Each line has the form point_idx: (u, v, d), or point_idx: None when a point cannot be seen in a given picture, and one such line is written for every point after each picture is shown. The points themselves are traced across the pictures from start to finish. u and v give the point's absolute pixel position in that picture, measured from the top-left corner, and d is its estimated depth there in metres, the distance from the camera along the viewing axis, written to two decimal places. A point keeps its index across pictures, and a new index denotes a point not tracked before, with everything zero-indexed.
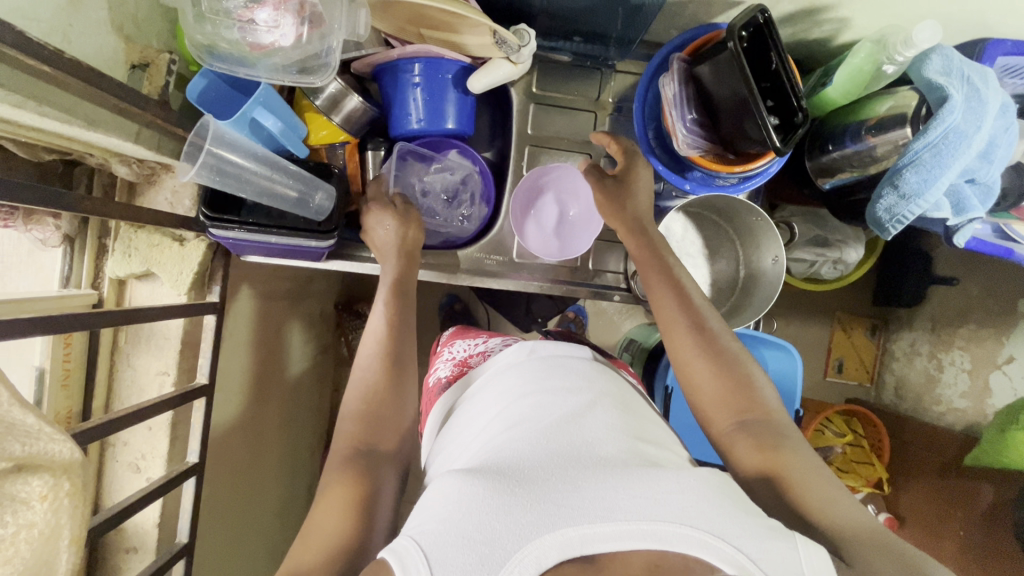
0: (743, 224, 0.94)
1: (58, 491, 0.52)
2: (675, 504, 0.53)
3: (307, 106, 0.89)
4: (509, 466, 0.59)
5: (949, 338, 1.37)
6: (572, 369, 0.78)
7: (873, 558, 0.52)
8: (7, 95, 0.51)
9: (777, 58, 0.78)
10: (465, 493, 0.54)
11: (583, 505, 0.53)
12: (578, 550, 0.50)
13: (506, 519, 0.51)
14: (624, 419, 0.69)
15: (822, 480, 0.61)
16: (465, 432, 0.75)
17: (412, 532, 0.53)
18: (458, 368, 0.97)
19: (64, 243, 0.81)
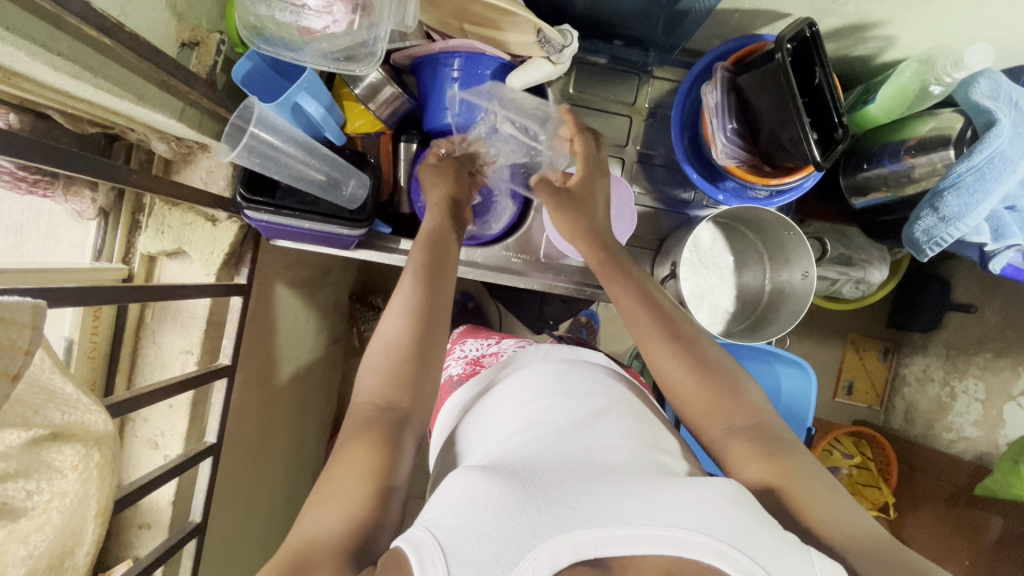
0: (773, 238, 0.93)
1: (92, 462, 0.52)
2: (691, 512, 0.51)
3: (346, 94, 0.89)
4: (522, 468, 0.57)
5: (963, 366, 1.35)
6: (585, 379, 0.77)
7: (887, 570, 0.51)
8: (65, 64, 0.52)
9: (822, 73, 0.77)
10: (479, 490, 0.52)
11: (598, 509, 0.51)
12: (592, 552, 0.48)
13: (520, 518, 0.49)
14: (638, 430, 0.69)
15: (821, 486, 0.60)
16: (475, 440, 0.74)
17: (427, 525, 0.51)
18: (470, 367, 0.96)
19: (99, 216, 0.81)
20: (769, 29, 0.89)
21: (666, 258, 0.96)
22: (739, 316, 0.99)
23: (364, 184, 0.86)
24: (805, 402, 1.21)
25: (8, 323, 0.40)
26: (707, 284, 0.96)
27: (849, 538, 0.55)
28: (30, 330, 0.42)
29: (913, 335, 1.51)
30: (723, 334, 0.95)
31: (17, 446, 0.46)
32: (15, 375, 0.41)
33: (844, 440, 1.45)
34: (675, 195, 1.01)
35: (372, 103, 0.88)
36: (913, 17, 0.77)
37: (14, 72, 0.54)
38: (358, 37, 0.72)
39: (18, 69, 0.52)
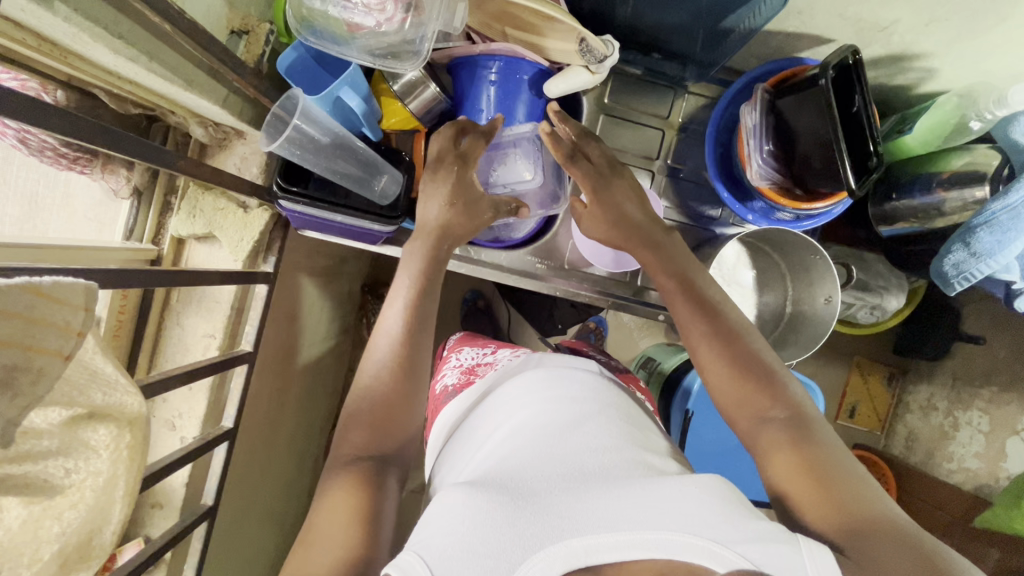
0: (798, 260, 0.93)
1: (123, 444, 0.52)
2: (676, 513, 0.54)
3: (385, 90, 0.89)
4: (511, 479, 0.59)
5: (968, 398, 1.34)
6: (575, 378, 0.79)
7: (880, 553, 0.53)
8: (125, 48, 0.52)
9: (861, 100, 0.76)
10: (469, 505, 0.54)
11: (587, 517, 0.53)
12: (583, 560, 0.50)
13: (511, 532, 0.51)
14: (629, 429, 0.71)
15: (846, 478, 0.60)
16: (473, 440, 0.75)
17: (419, 545, 0.52)
18: (465, 377, 0.95)
19: (133, 196, 0.81)
20: (810, 54, 0.89)
21: None
22: (759, 335, 1.00)
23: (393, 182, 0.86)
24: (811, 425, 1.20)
25: (64, 304, 0.41)
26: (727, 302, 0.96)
27: (854, 524, 0.56)
28: (83, 312, 0.42)
29: (919, 362, 1.51)
30: None
31: (57, 425, 0.47)
32: (69, 354, 0.41)
33: None
34: (701, 211, 1.01)
35: (410, 99, 0.88)
36: (957, 51, 0.77)
37: (71, 52, 0.54)
38: (401, 37, 0.72)
39: (76, 49, 0.53)
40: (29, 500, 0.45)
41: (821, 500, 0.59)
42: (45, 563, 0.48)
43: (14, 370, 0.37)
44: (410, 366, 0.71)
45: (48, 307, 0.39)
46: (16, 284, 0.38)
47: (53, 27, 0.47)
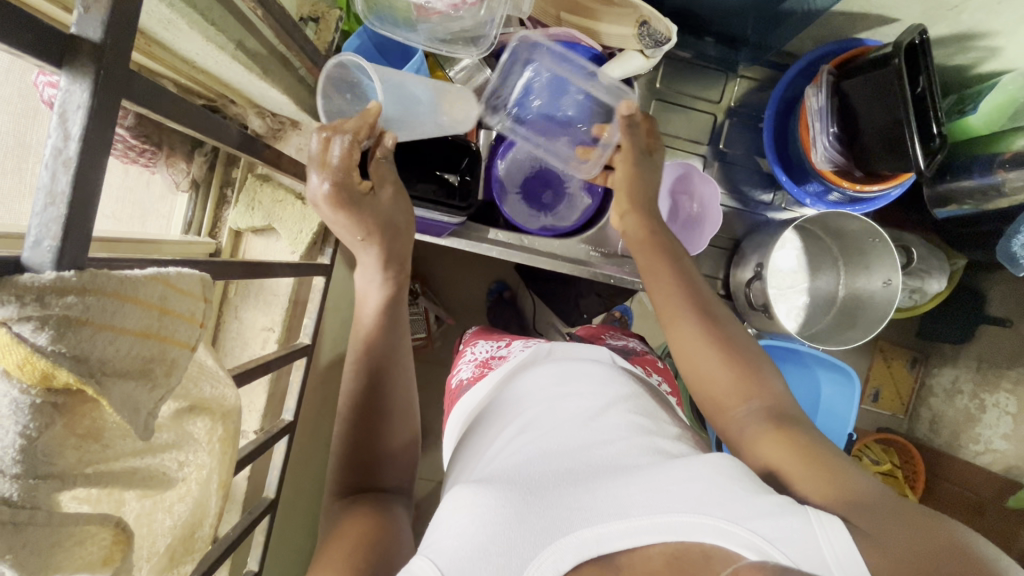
0: (854, 244, 0.94)
1: (217, 436, 0.50)
2: (686, 495, 0.54)
3: (439, 77, 0.87)
4: (520, 474, 0.59)
5: (994, 380, 1.33)
6: (585, 371, 0.79)
7: (878, 521, 0.51)
8: (216, 35, 0.52)
9: (928, 80, 0.75)
10: (478, 500, 0.54)
11: (598, 508, 0.54)
12: (594, 550, 0.51)
13: (521, 527, 0.52)
14: (641, 419, 0.71)
15: (828, 453, 0.59)
16: (480, 439, 0.76)
17: (430, 546, 0.52)
18: (479, 369, 0.90)
19: (192, 189, 0.81)
20: (870, 33, 0.88)
21: (748, 259, 0.94)
22: (813, 319, 1.00)
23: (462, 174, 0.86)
24: (845, 411, 1.10)
25: (187, 295, 0.40)
26: (777, 288, 0.99)
27: (846, 493, 0.54)
28: (202, 302, 0.42)
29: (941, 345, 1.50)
30: (799, 334, 0.98)
31: (168, 417, 0.46)
32: (195, 345, 0.40)
33: (872, 447, 1.46)
34: (754, 196, 1.01)
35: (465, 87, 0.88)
36: None
37: (157, 40, 0.54)
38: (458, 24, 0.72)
39: (166, 37, 0.52)
40: (145, 493, 0.44)
41: (808, 470, 0.58)
42: (159, 556, 0.48)
43: (150, 361, 0.36)
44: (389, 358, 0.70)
45: (176, 298, 0.39)
46: (148, 275, 0.37)
47: (154, 13, 0.46)
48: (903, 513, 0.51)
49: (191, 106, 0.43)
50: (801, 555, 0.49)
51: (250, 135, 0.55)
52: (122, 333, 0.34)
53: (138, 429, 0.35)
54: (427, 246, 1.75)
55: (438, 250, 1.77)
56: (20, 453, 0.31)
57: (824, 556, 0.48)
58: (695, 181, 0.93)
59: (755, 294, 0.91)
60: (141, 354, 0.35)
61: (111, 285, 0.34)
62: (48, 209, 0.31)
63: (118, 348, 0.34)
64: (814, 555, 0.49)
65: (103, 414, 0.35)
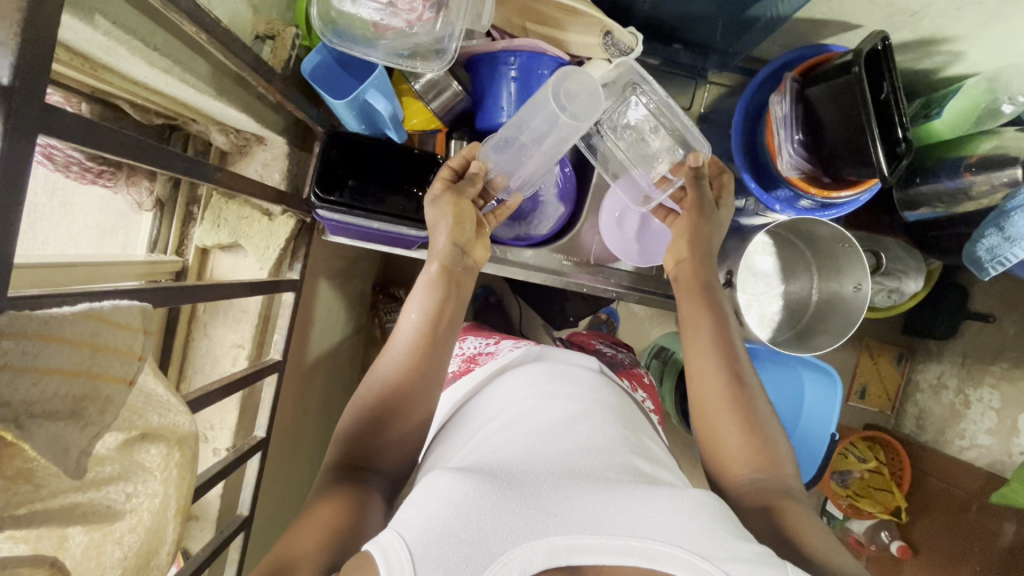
0: (826, 249, 0.94)
1: (173, 463, 0.50)
2: (665, 525, 0.54)
3: (406, 90, 0.87)
4: (500, 470, 0.59)
5: (979, 375, 1.34)
6: (576, 379, 0.79)
7: None
8: (159, 59, 0.51)
9: (890, 87, 0.75)
10: (455, 492, 0.53)
11: (573, 515, 0.54)
12: (563, 559, 0.50)
13: (494, 522, 0.51)
14: (623, 433, 0.71)
15: (824, 537, 0.59)
16: (456, 439, 0.75)
17: (400, 525, 0.52)
18: (465, 364, 0.93)
19: (156, 208, 0.80)
20: (836, 39, 0.89)
21: (721, 265, 0.95)
22: (787, 324, 1.00)
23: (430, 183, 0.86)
24: (828, 414, 1.08)
25: (123, 328, 0.40)
26: (751, 291, 0.99)
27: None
28: (142, 334, 0.41)
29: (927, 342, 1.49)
30: (772, 340, 0.97)
31: (114, 448, 0.46)
32: (133, 379, 0.40)
33: (858, 444, 1.48)
34: None
35: (432, 99, 0.87)
36: (987, 33, 0.77)
37: (102, 65, 0.53)
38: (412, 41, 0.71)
39: (109, 63, 0.52)
40: (91, 525, 0.44)
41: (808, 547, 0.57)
42: None
43: (83, 399, 0.36)
44: (420, 377, 0.70)
45: (109, 333, 0.38)
46: (79, 312, 0.37)
47: (91, 42, 0.46)
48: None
49: (127, 136, 0.42)
50: None
51: (199, 159, 0.54)
52: (46, 373, 0.34)
53: (68, 469, 0.35)
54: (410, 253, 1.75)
55: None
56: None
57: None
58: None
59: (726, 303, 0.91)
60: (71, 392, 0.35)
61: (33, 328, 0.34)
62: None
63: (43, 389, 0.34)
64: None
65: (31, 455, 0.35)
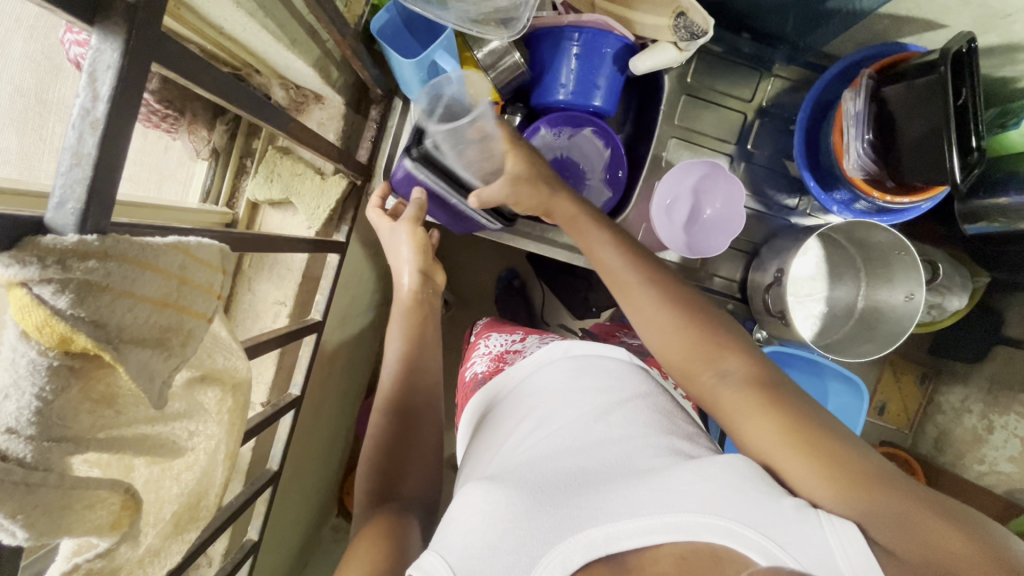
0: (879, 256, 0.91)
1: (225, 408, 0.50)
2: (698, 495, 0.54)
3: (467, 59, 0.85)
4: (530, 472, 0.60)
5: (1006, 402, 1.29)
6: (600, 367, 0.78)
7: (884, 502, 0.51)
8: (246, 1, 0.51)
9: (971, 91, 0.72)
10: (490, 502, 0.55)
11: (607, 506, 0.56)
12: (602, 549, 0.52)
13: (531, 525, 0.53)
14: (658, 419, 0.70)
15: (825, 427, 0.58)
16: (497, 430, 0.76)
17: (441, 543, 0.53)
18: (494, 363, 0.92)
19: (212, 157, 0.80)
20: (915, 39, 0.86)
21: (765, 266, 0.93)
22: (829, 330, 0.99)
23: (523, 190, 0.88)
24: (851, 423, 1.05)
25: (205, 265, 0.40)
26: (796, 294, 0.97)
27: (859, 495, 0.52)
28: (221, 274, 0.41)
29: (955, 364, 1.45)
30: (814, 342, 0.96)
31: (182, 385, 0.46)
32: (211, 317, 0.40)
33: None
34: (778, 200, 0.99)
35: (493, 71, 0.86)
36: None
37: (186, 3, 0.53)
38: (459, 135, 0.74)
39: (195, 1, 0.51)
40: (153, 459, 0.44)
41: (813, 461, 0.55)
42: (164, 523, 0.48)
43: (167, 330, 0.36)
44: (416, 380, 0.78)
45: (195, 268, 0.38)
46: (169, 243, 0.37)
47: None
48: (917, 512, 0.50)
49: (221, 75, 0.42)
50: (809, 558, 0.49)
51: (275, 107, 0.54)
52: (140, 300, 0.34)
53: (152, 397, 0.35)
54: (438, 229, 1.75)
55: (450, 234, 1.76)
56: (37, 415, 0.31)
57: (829, 550, 0.49)
58: (720, 181, 0.92)
59: (769, 301, 0.91)
60: (158, 322, 0.35)
61: (133, 252, 0.33)
62: (73, 170, 0.30)
63: (137, 316, 0.33)
64: (824, 555, 0.49)
65: (117, 380, 0.34)
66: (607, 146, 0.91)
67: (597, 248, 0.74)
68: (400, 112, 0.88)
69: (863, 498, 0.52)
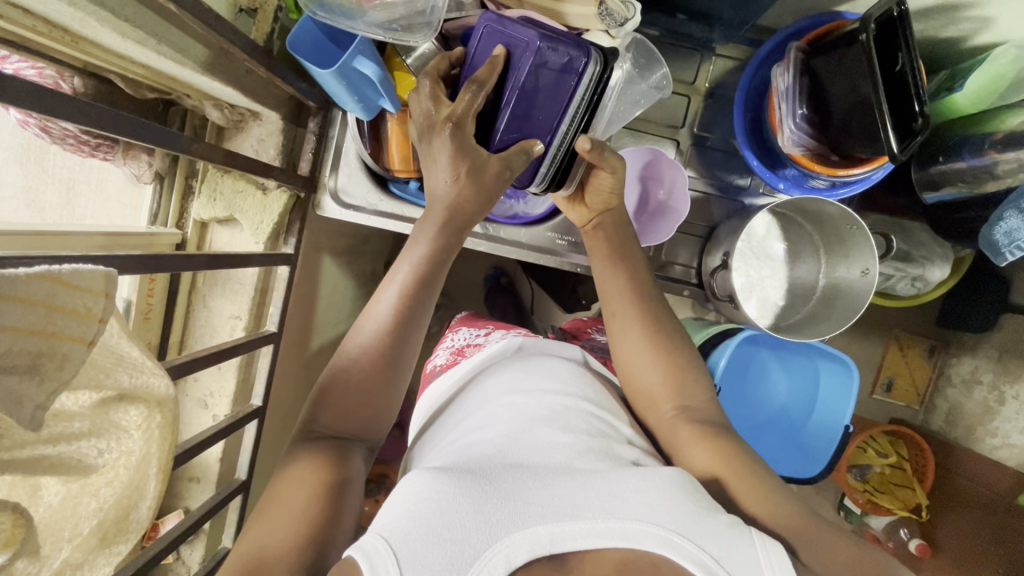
0: (833, 230, 0.89)
1: (154, 423, 0.51)
2: (640, 504, 0.54)
3: (397, 64, 0.84)
4: (479, 466, 0.59)
5: (1015, 370, 1.21)
6: (551, 368, 0.78)
7: (807, 537, 0.56)
8: (133, 31, 0.52)
9: (904, 58, 0.69)
10: (436, 490, 0.53)
11: (553, 504, 0.54)
12: (547, 548, 0.51)
13: (476, 518, 0.51)
14: (604, 421, 0.70)
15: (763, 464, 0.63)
16: (446, 427, 0.75)
17: (383, 527, 0.51)
18: (453, 357, 0.92)
19: (156, 180, 0.83)
20: (851, 6, 0.84)
21: (718, 248, 0.92)
22: (792, 309, 0.97)
23: (563, 161, 0.78)
24: (842, 407, 1.00)
25: (84, 291, 0.41)
26: (757, 275, 0.95)
27: (789, 520, 0.58)
28: (104, 298, 0.43)
29: (961, 335, 1.37)
30: (772, 326, 0.94)
31: (88, 406, 0.48)
32: (92, 340, 0.42)
33: (878, 438, 1.37)
34: (730, 181, 0.97)
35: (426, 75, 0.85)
36: None
37: (82, 37, 0.55)
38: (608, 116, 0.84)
39: (88, 35, 0.54)
40: (63, 478, 0.47)
41: (752, 489, 0.60)
42: (83, 537, 0.49)
43: (40, 356, 0.38)
44: (406, 337, 0.67)
45: (68, 295, 0.40)
46: (35, 273, 0.38)
47: (62, 12, 0.48)
48: (831, 539, 0.56)
49: (89, 105, 0.44)
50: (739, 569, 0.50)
51: (174, 131, 0.56)
52: (1, 330, 0.36)
53: (22, 420, 0.38)
54: None
55: None
56: None
57: (760, 568, 0.50)
58: (664, 167, 0.91)
59: (717, 284, 0.90)
60: (26, 349, 0.37)
61: None
62: None
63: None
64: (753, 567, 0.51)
65: None
66: None
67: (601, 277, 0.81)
68: (339, 124, 0.90)
69: (795, 524, 0.57)
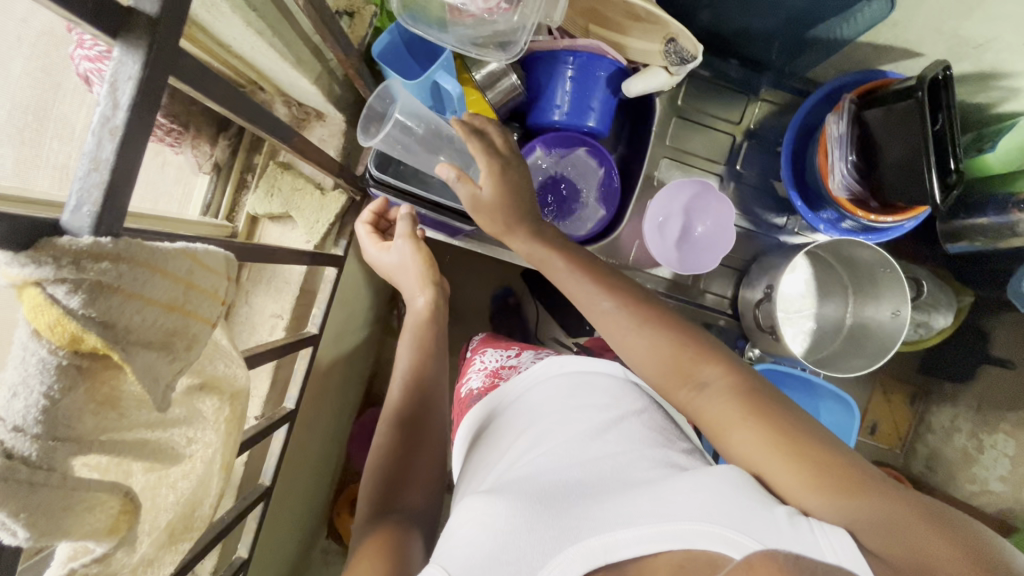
0: (864, 273, 0.94)
1: (223, 417, 0.49)
2: (691, 502, 0.51)
3: (465, 80, 0.86)
4: (529, 486, 0.59)
5: (993, 421, 1.20)
6: (596, 384, 0.77)
7: (869, 515, 0.47)
8: (254, 20, 0.53)
9: (946, 118, 0.74)
10: (489, 513, 0.54)
11: (604, 516, 0.53)
12: (601, 558, 0.50)
13: (529, 537, 0.52)
14: (655, 437, 0.68)
15: (808, 440, 0.54)
16: (494, 445, 0.76)
17: (441, 557, 0.54)
18: (491, 379, 0.92)
19: (213, 171, 0.82)
20: (893, 66, 0.91)
21: (756, 284, 0.95)
22: (820, 345, 1.01)
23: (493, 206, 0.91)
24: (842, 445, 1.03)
25: (211, 271, 0.40)
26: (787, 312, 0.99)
27: (845, 494, 0.49)
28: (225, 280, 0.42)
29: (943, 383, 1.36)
30: (806, 358, 0.98)
31: (181, 392, 0.46)
32: (215, 322, 0.41)
33: None
34: (767, 219, 1.01)
35: (490, 91, 0.88)
36: None
37: (196, 22, 0.55)
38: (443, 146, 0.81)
39: (204, 20, 0.54)
40: (151, 465, 0.44)
41: (796, 473, 0.52)
42: (160, 531, 0.47)
43: (173, 334, 0.37)
44: (426, 392, 0.78)
45: (201, 273, 0.39)
46: (177, 249, 0.38)
47: None
48: (895, 512, 0.46)
49: (222, 86, 0.44)
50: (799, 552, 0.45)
51: (279, 120, 0.56)
52: (148, 303, 0.34)
53: (156, 399, 0.36)
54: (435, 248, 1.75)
55: (445, 253, 1.77)
56: (42, 413, 0.31)
57: (822, 553, 0.45)
58: (712, 199, 0.95)
59: (760, 316, 0.93)
60: (164, 325, 0.36)
61: (142, 257, 0.34)
62: (91, 174, 0.32)
63: (144, 318, 0.34)
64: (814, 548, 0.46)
65: (122, 380, 0.35)
66: (600, 163, 0.94)
67: (575, 268, 0.73)
68: None
69: (860, 508, 0.48)
